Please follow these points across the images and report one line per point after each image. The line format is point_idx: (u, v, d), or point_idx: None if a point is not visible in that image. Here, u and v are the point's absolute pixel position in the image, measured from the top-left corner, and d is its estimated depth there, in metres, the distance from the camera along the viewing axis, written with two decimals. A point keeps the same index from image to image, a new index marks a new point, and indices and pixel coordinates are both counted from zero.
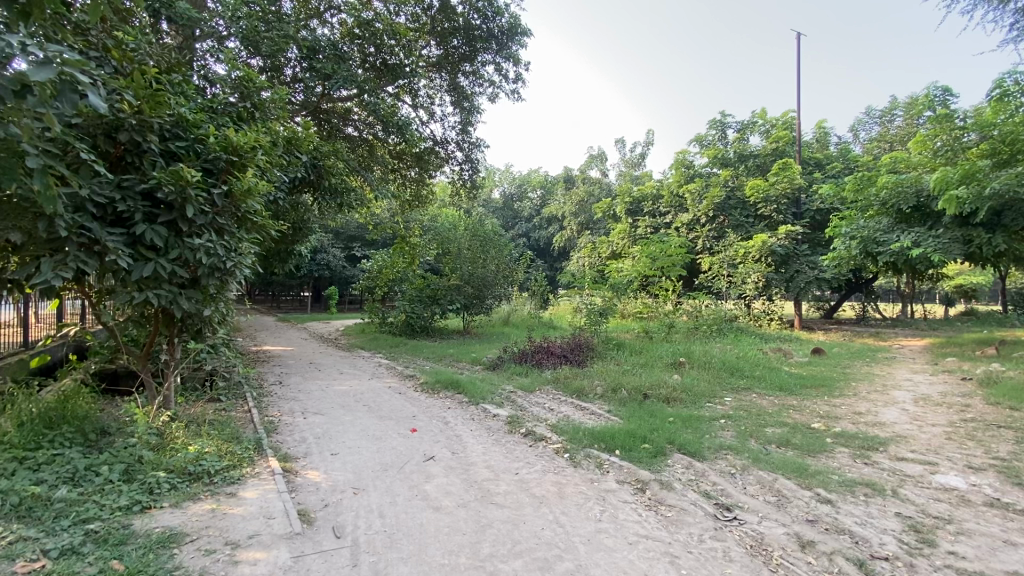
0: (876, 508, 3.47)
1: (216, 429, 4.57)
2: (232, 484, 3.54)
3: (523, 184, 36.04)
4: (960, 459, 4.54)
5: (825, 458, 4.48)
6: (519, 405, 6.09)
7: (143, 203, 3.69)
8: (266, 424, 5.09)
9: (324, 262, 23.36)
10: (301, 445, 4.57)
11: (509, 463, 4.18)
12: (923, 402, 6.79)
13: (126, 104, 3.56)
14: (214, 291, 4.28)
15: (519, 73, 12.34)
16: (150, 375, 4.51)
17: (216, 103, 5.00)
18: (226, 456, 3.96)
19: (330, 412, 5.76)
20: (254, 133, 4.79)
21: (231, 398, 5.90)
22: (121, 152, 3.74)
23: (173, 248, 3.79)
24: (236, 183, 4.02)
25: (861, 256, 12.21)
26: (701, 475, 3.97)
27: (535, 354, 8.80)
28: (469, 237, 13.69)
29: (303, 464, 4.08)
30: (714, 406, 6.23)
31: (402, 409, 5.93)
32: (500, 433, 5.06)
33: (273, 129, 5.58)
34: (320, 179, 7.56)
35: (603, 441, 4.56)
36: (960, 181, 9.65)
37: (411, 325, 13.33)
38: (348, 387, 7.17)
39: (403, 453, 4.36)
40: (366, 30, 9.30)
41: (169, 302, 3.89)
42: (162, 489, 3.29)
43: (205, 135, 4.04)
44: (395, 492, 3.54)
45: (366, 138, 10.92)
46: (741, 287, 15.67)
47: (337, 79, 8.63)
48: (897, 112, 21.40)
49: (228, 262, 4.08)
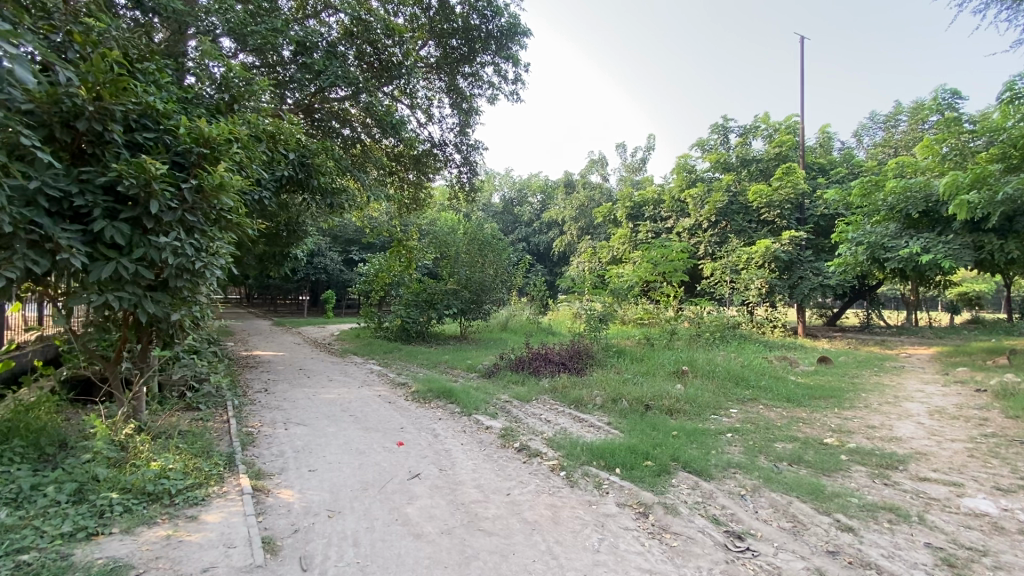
0: (904, 538, 3.14)
1: (186, 442, 4.25)
2: (194, 506, 3.22)
3: (523, 187, 35.62)
4: (986, 480, 4.21)
5: (841, 478, 4.15)
6: (514, 417, 5.76)
7: (104, 198, 3.40)
8: (243, 436, 4.77)
9: (321, 265, 23.12)
10: (277, 460, 4.26)
11: (500, 482, 3.86)
12: (938, 415, 6.47)
13: (83, 89, 3.28)
14: (185, 294, 3.98)
15: (518, 74, 12.08)
16: (118, 384, 4.23)
17: (191, 94, 4.71)
18: (191, 473, 3.64)
19: (313, 423, 5.44)
20: (231, 126, 4.52)
21: (209, 408, 5.56)
22: (80, 144, 3.48)
23: (137, 247, 3.50)
24: (207, 176, 3.71)
25: (867, 263, 11.91)
26: (708, 497, 3.65)
27: (533, 362, 8.46)
28: (467, 240, 13.33)
29: (277, 483, 3.76)
30: (720, 418, 5.92)
31: (389, 421, 5.60)
32: (492, 447, 4.74)
33: (253, 122, 5.25)
34: (309, 179, 7.22)
35: (602, 458, 4.24)
36: (971, 185, 9.29)
37: (406, 330, 13.03)
38: (336, 395, 6.84)
39: (386, 470, 4.04)
40: (360, 27, 9.00)
41: (133, 305, 3.60)
42: (114, 512, 2.98)
43: (175, 125, 3.76)
44: (373, 517, 3.22)
45: (361, 137, 10.49)
46: (743, 294, 15.14)
47: (328, 76, 8.29)
48: (903, 117, 21.09)
49: (197, 263, 3.77)
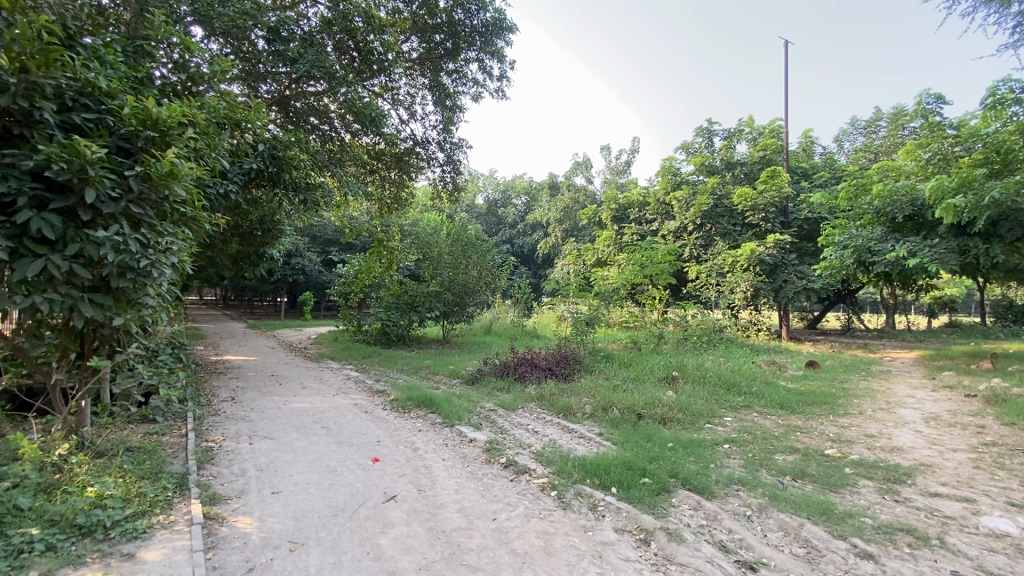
0: (929, 565, 2.87)
1: (133, 462, 3.81)
2: (132, 541, 2.81)
3: (507, 190, 35.31)
4: (999, 494, 3.97)
5: (849, 495, 3.88)
6: (499, 428, 5.40)
7: (31, 184, 2.97)
8: (200, 453, 4.33)
9: (299, 266, 22.42)
10: (236, 481, 3.83)
11: (486, 505, 3.49)
12: (934, 423, 6.28)
13: (5, 58, 2.88)
14: (131, 296, 3.54)
15: (504, 72, 11.77)
16: (58, 396, 3.79)
17: (142, 72, 4.25)
18: (133, 500, 3.21)
19: (281, 436, 5.01)
20: (188, 108, 4.10)
21: (167, 421, 5.11)
22: (6, 123, 3.07)
23: (72, 242, 3.09)
24: (155, 162, 3.29)
25: (854, 266, 11.79)
26: (713, 520, 3.35)
27: (518, 367, 8.12)
28: (450, 241, 12.92)
29: (234, 509, 3.35)
30: (715, 427, 5.66)
31: (365, 433, 5.19)
32: (476, 463, 4.38)
33: (215, 107, 4.81)
34: (280, 173, 6.72)
35: (595, 476, 3.91)
36: (956, 189, 9.19)
37: (387, 334, 12.57)
38: (309, 404, 6.39)
39: (359, 492, 3.65)
40: (339, 16, 8.55)
41: (69, 309, 3.19)
42: (34, 552, 2.56)
43: (118, 105, 3.35)
44: (341, 550, 2.84)
45: (339, 134, 10.01)
46: (729, 296, 15.04)
47: (303, 64, 7.80)
48: (882, 122, 21.35)
49: (142, 261, 3.32)
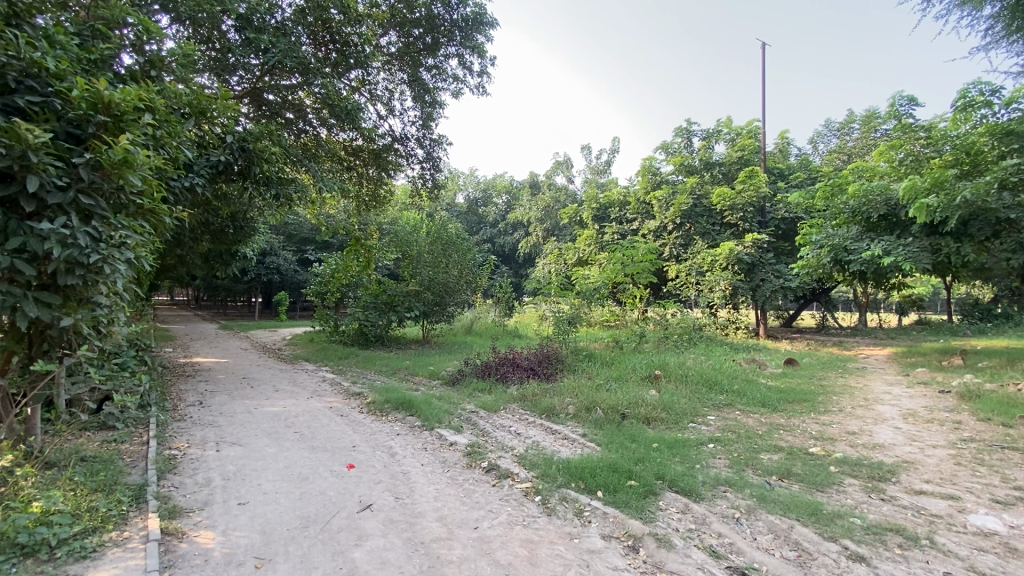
0: (921, 567, 2.81)
1: (86, 473, 3.54)
2: (80, 561, 2.58)
3: (488, 188, 34.97)
4: (982, 491, 3.96)
5: (836, 495, 3.83)
6: (481, 430, 5.23)
7: None
8: (161, 462, 4.07)
9: (273, 265, 21.86)
10: (200, 491, 3.59)
11: (468, 513, 3.33)
12: (913, 419, 6.32)
13: None
14: (81, 293, 3.27)
15: (485, 67, 11.58)
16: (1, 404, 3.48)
17: (93, 53, 3.96)
18: (83, 516, 2.95)
19: (250, 442, 4.76)
20: (145, 93, 3.85)
21: (127, 427, 4.84)
22: None
23: (12, 235, 2.82)
24: (107, 149, 3.04)
25: (830, 265, 11.98)
26: (702, 523, 3.25)
27: (500, 367, 7.96)
28: (429, 240, 12.65)
29: (195, 523, 3.12)
30: (699, 427, 5.59)
31: (339, 438, 4.96)
32: (457, 468, 4.21)
33: (174, 93, 4.53)
34: (250, 166, 6.40)
35: (580, 480, 3.78)
36: (929, 189, 9.30)
37: (364, 334, 12.29)
38: (281, 408, 6.13)
39: (332, 501, 3.45)
40: (313, 5, 8.19)
41: (11, 309, 2.91)
42: None
43: (67, 87, 3.10)
44: (312, 565, 2.65)
45: (314, 128, 9.71)
46: (708, 295, 15.12)
47: (274, 54, 7.51)
48: (856, 125, 21.82)
49: (93, 256, 3.04)
